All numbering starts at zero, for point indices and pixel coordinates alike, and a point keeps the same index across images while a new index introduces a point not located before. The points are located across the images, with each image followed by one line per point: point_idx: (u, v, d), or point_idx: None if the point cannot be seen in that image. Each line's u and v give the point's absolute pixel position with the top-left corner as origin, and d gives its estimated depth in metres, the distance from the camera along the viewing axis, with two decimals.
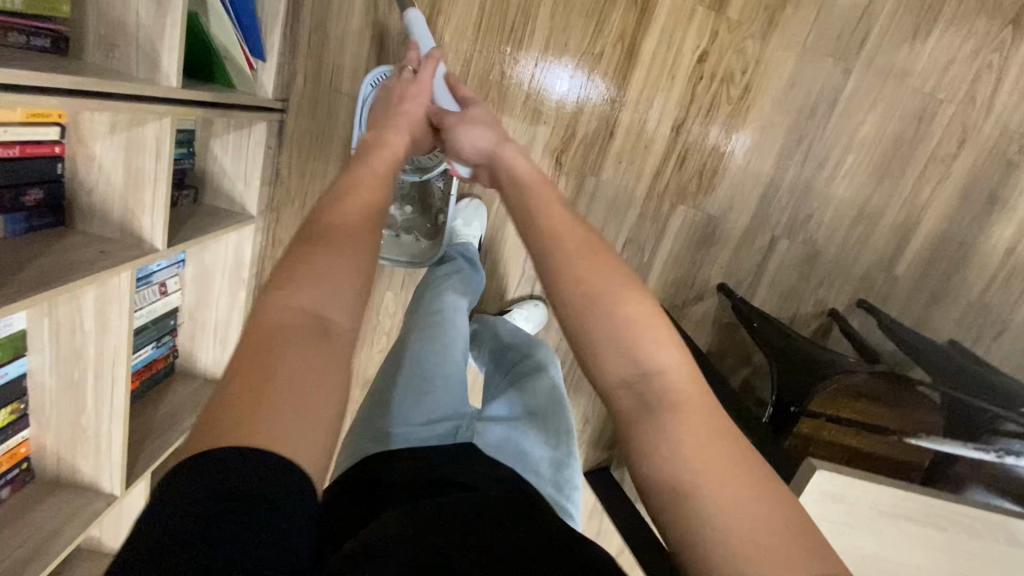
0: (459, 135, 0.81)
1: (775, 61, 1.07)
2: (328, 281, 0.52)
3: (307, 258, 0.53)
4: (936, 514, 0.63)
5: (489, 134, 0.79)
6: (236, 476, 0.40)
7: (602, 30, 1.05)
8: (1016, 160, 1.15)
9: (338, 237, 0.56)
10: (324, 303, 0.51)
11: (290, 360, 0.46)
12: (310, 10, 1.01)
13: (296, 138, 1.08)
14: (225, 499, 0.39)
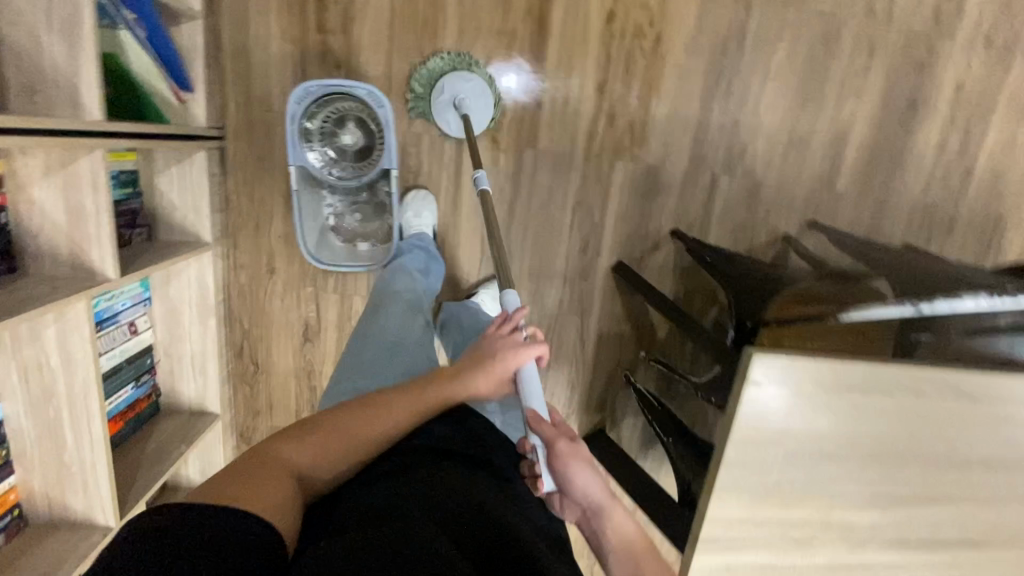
0: (566, 470, 0.61)
1: (679, 9, 1.12)
2: (330, 445, 0.61)
3: (330, 420, 0.63)
4: (884, 382, 0.66)
5: (598, 487, 0.62)
6: (193, 517, 0.46)
7: (510, 8, 1.10)
8: (927, 61, 1.20)
9: (361, 412, 0.64)
10: (317, 461, 0.60)
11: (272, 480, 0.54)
12: (230, 39, 1.06)
13: (239, 162, 1.11)
14: (180, 534, 0.44)
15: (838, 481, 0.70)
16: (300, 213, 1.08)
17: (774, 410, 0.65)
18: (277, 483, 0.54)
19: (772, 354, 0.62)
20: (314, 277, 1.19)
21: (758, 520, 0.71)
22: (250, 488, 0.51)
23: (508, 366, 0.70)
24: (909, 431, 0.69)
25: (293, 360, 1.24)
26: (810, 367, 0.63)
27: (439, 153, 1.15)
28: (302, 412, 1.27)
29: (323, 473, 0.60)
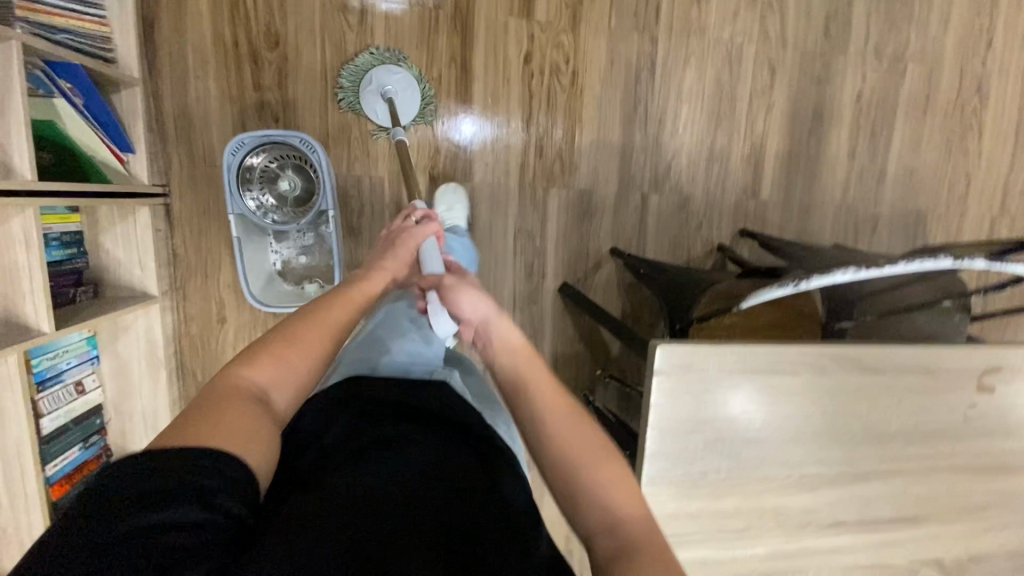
0: (455, 294, 0.68)
1: (591, 47, 1.22)
2: (287, 362, 0.59)
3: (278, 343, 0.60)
4: (785, 361, 0.69)
5: (484, 300, 0.67)
6: (168, 467, 0.42)
7: (434, 56, 1.18)
8: (824, 76, 1.30)
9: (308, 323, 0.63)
10: (276, 384, 0.57)
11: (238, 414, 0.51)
12: (170, 103, 1.12)
13: (184, 217, 1.15)
14: (153, 484, 0.41)
15: (763, 465, 0.72)
16: (243, 260, 1.10)
17: (684, 397, 0.67)
18: (247, 417, 0.51)
19: (669, 343, 0.66)
20: (265, 322, 1.21)
21: (690, 513, 0.71)
22: (223, 424, 0.49)
23: (410, 238, 0.79)
24: (822, 410, 0.72)
25: None
26: (707, 350, 0.67)
27: (380, 192, 1.20)
28: None
29: (284, 398, 0.57)
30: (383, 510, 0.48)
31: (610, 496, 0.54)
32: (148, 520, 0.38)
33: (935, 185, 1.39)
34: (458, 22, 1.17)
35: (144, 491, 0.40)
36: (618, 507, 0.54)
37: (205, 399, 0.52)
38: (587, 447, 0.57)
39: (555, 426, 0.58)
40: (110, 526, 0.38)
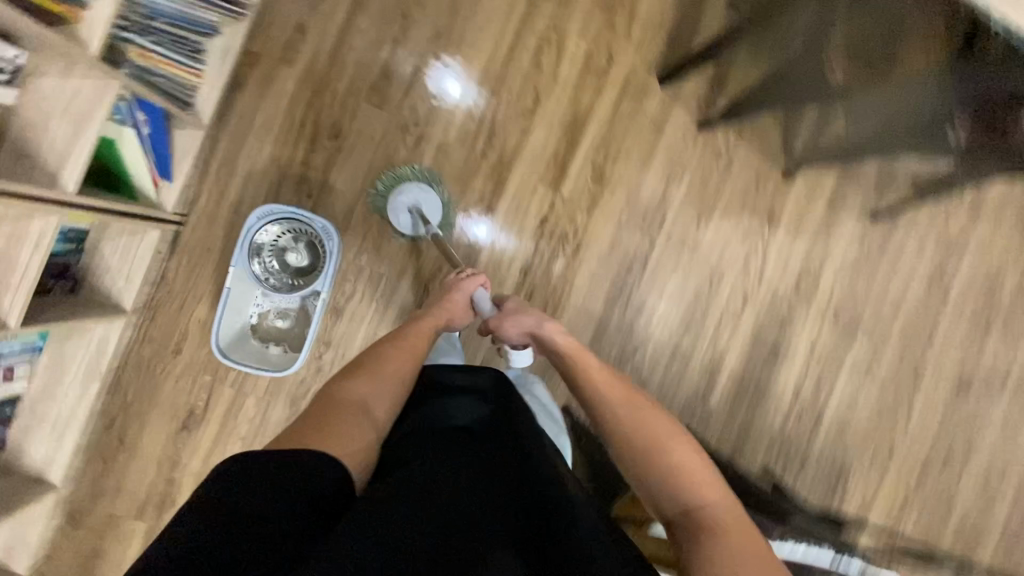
0: (504, 323, 1.05)
1: (598, 230, 1.38)
2: (368, 377, 0.83)
3: (358, 366, 0.85)
4: None
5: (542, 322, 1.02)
6: (243, 474, 0.61)
7: (466, 191, 1.32)
8: (786, 320, 1.47)
9: (379, 348, 0.89)
10: (366, 393, 0.81)
11: (339, 420, 0.75)
12: (222, 151, 1.23)
13: (187, 249, 1.21)
14: (236, 488, 0.60)
15: None
16: (223, 307, 1.16)
17: None
18: (341, 421, 0.75)
19: None
20: (216, 367, 1.22)
21: None
22: (329, 431, 0.72)
23: (458, 294, 1.04)
24: None
25: (161, 445, 1.22)
26: None
27: (374, 287, 1.28)
28: (146, 506, 1.22)
29: (381, 403, 0.80)
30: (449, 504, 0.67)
31: (667, 467, 0.80)
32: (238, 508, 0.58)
33: (864, 445, 1.50)
34: (495, 173, 1.33)
35: (233, 493, 0.59)
36: (678, 475, 0.79)
37: (321, 407, 0.77)
38: (646, 428, 0.85)
39: (618, 407, 0.88)
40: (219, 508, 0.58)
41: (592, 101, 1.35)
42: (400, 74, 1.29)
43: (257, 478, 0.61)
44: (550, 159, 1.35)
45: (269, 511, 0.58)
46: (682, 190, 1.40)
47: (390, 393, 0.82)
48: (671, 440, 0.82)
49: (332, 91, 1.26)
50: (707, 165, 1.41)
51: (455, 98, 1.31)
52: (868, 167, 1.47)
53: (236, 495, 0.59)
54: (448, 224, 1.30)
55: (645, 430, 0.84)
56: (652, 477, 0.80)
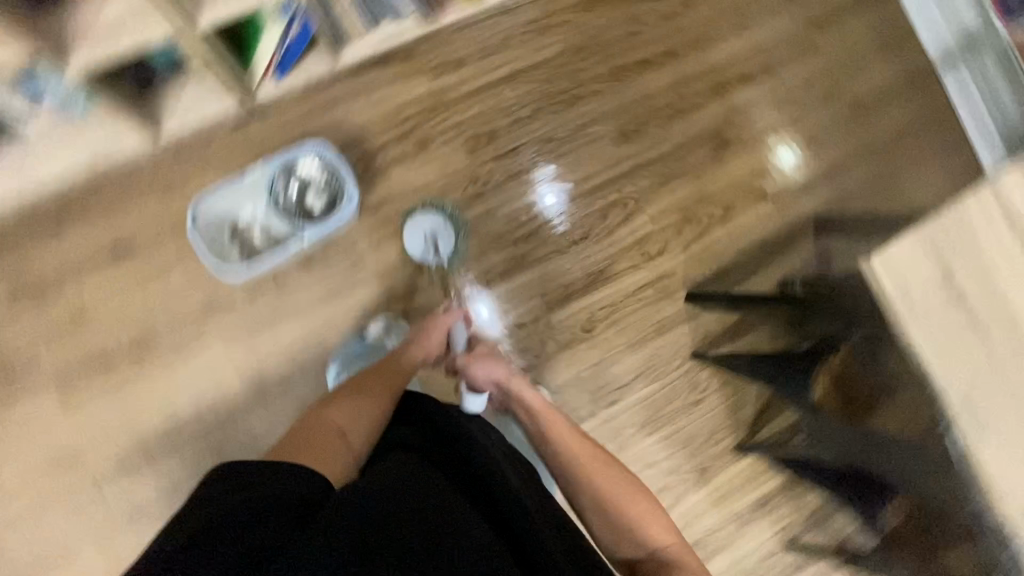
0: (470, 367, 1.09)
1: (556, 368, 1.39)
2: (354, 405, 0.87)
3: (344, 395, 0.89)
4: None
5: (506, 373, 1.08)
6: (224, 495, 0.62)
7: (481, 257, 1.38)
8: None
9: (364, 381, 0.93)
10: (348, 418, 0.84)
11: (314, 441, 0.78)
12: (334, 90, 1.36)
13: (246, 132, 1.31)
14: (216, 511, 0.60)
15: None
16: (230, 187, 1.25)
17: None
18: (319, 439, 0.79)
19: None
20: (182, 228, 1.26)
21: None
22: (304, 448, 0.76)
23: (434, 329, 1.12)
24: None
25: (87, 249, 1.24)
26: None
27: (349, 270, 1.31)
28: (27, 284, 1.22)
29: (358, 428, 0.83)
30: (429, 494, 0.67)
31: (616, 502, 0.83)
32: (216, 529, 0.57)
33: None
34: (514, 262, 1.40)
35: (211, 515, 0.59)
36: (630, 516, 0.82)
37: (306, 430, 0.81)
38: (601, 471, 0.87)
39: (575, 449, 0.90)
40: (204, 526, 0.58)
41: (625, 271, 1.44)
42: (504, 144, 1.43)
43: (231, 500, 0.61)
44: (562, 286, 1.41)
45: (246, 525, 0.57)
46: (645, 391, 1.42)
47: (368, 422, 0.85)
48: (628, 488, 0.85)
49: (447, 116, 1.41)
50: (679, 389, 1.43)
51: (543, 205, 1.43)
52: (809, 499, 1.44)
53: (210, 505, 0.61)
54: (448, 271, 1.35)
55: (605, 484, 0.85)
56: (608, 519, 0.82)
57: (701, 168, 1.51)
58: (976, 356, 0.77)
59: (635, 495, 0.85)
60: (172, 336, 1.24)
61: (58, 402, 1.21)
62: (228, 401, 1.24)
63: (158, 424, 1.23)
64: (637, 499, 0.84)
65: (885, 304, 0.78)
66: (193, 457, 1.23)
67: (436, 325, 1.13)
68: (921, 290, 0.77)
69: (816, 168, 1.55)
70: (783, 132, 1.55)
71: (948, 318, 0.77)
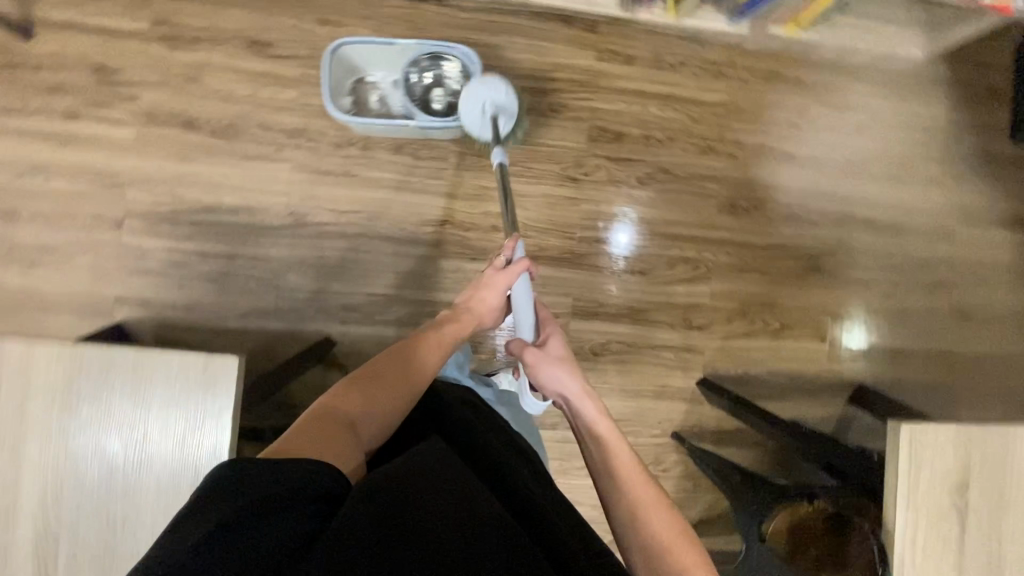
0: (537, 367, 0.89)
1: None
2: (371, 393, 0.76)
3: (359, 377, 0.78)
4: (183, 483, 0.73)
5: (563, 372, 0.88)
6: (223, 496, 0.49)
7: (544, 233, 1.39)
8: None
9: (391, 357, 0.82)
10: (365, 409, 0.73)
11: (324, 429, 0.67)
12: (510, 18, 1.39)
13: (416, 9, 1.35)
14: (213, 515, 0.47)
15: (86, 439, 0.72)
16: (377, 40, 1.25)
17: (189, 379, 0.74)
18: (330, 429, 0.67)
19: (236, 369, 0.74)
20: (316, 55, 1.31)
21: (62, 386, 0.72)
22: (318, 442, 0.64)
23: (488, 292, 0.98)
24: (122, 505, 0.73)
25: (231, 25, 1.30)
26: (230, 392, 0.74)
27: (429, 173, 1.33)
28: (167, 23, 1.28)
29: (375, 421, 0.74)
30: (464, 491, 0.57)
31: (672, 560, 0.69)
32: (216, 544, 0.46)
33: None
34: (569, 255, 1.39)
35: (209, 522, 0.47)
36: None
37: (312, 424, 0.68)
38: (657, 513, 0.73)
39: (631, 484, 0.76)
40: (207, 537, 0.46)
41: (661, 323, 1.42)
42: (626, 150, 1.43)
43: (235, 502, 0.49)
44: (597, 301, 1.40)
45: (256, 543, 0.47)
46: None
47: (385, 413, 0.75)
48: (687, 542, 0.71)
49: (590, 97, 1.42)
50: (644, 455, 1.39)
51: (613, 242, 1.41)
52: None
53: (215, 505, 0.48)
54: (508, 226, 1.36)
55: (661, 531, 0.71)
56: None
57: (782, 276, 1.47)
58: (944, 552, 0.78)
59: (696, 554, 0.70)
60: (253, 138, 1.29)
61: (132, 132, 1.26)
62: (265, 218, 1.28)
63: (198, 201, 1.27)
64: (692, 551, 0.70)
65: (896, 471, 0.77)
66: (208, 245, 1.26)
67: (489, 285, 0.99)
68: (931, 477, 0.78)
69: (884, 341, 1.50)
70: (875, 291, 1.51)
71: (942, 510, 0.78)
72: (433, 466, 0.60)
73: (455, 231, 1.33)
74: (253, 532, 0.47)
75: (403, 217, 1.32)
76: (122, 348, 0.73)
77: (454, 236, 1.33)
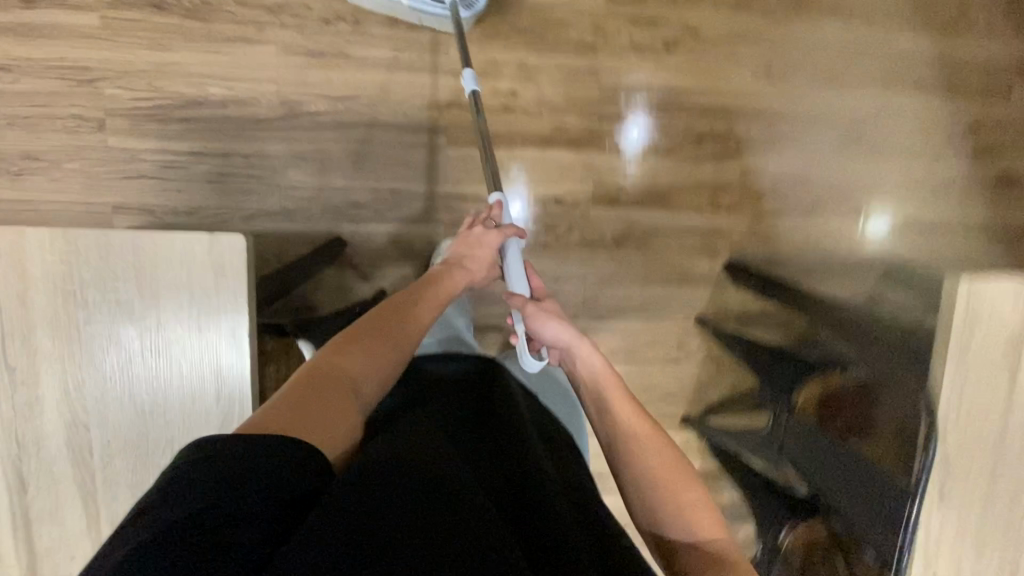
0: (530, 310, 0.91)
1: (569, 257, 1.32)
2: (365, 353, 0.70)
3: (357, 334, 0.72)
4: (205, 368, 0.72)
5: (567, 331, 0.82)
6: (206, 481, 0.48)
7: (560, 111, 1.27)
8: None
9: (386, 316, 0.77)
10: (362, 369, 0.68)
11: (318, 395, 0.62)
12: None
13: None
14: (193, 506, 0.46)
15: (96, 327, 0.70)
16: None
17: (199, 265, 0.71)
18: (326, 396, 0.62)
19: (244, 251, 0.71)
20: None
21: (65, 273, 0.69)
22: (314, 409, 0.59)
23: (479, 249, 0.93)
24: (144, 392, 0.72)
25: None
26: (242, 275, 0.71)
27: (430, 49, 1.20)
28: None
29: (371, 380, 0.69)
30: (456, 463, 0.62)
31: (668, 497, 0.68)
32: (197, 532, 0.44)
33: None
34: (586, 135, 1.28)
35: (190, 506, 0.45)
36: (683, 515, 0.67)
37: (312, 380, 0.64)
38: (658, 463, 0.70)
39: (633, 437, 0.72)
40: (187, 523, 0.44)
41: (687, 205, 1.34)
42: (648, 10, 1.27)
43: (214, 484, 0.47)
44: (619, 185, 1.31)
45: (239, 525, 0.45)
46: (634, 324, 1.36)
47: (383, 373, 0.70)
48: (683, 476, 0.70)
49: None
50: (667, 339, 1.37)
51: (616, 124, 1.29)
52: (718, 497, 1.46)
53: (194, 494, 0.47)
54: (519, 105, 1.25)
55: (655, 470, 0.70)
56: (659, 513, 0.68)
57: (817, 148, 1.36)
58: (996, 401, 0.75)
59: (687, 489, 0.69)
60: (231, 17, 1.15)
61: (96, 19, 1.13)
62: (256, 109, 1.18)
63: (181, 95, 1.16)
64: (687, 490, 0.69)
65: (952, 328, 0.73)
66: (200, 143, 1.18)
67: (479, 243, 0.94)
68: (988, 330, 0.74)
69: (924, 212, 1.41)
70: (919, 159, 1.40)
71: (996, 361, 0.74)
72: (425, 442, 0.64)
73: (461, 114, 1.22)
74: (233, 521, 0.45)
75: (404, 100, 1.21)
76: (123, 232, 0.70)
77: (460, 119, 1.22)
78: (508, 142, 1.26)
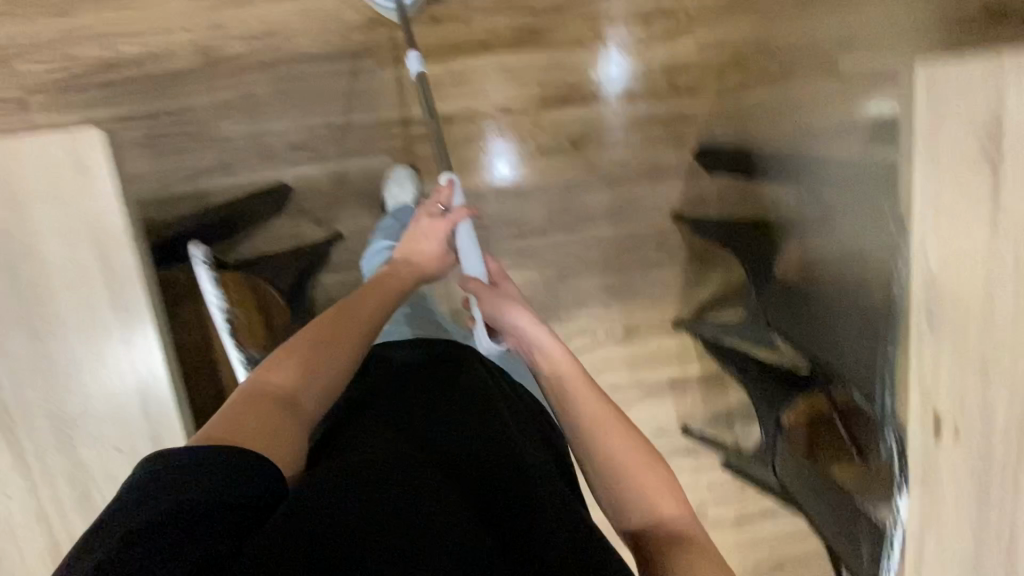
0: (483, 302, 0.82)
1: (528, 170, 1.25)
2: (309, 363, 0.66)
3: (299, 344, 0.68)
4: (96, 271, 0.74)
5: (522, 317, 0.73)
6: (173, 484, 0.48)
7: (490, 14, 1.18)
8: None
9: (333, 318, 0.72)
10: (305, 381, 0.64)
11: (260, 414, 0.59)
12: None
13: None
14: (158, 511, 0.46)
15: None
16: None
17: (61, 165, 0.71)
18: (267, 414, 0.59)
19: (101, 144, 0.71)
20: None
21: None
22: (255, 423, 0.57)
23: (422, 242, 0.87)
24: (41, 305, 0.74)
25: None
26: (106, 168, 0.72)
27: None
28: None
29: (314, 392, 0.65)
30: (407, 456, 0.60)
31: (633, 480, 0.64)
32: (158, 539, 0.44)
33: None
34: (522, 35, 1.20)
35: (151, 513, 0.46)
36: (648, 498, 0.64)
37: (254, 396, 0.61)
38: (622, 449, 0.66)
39: (597, 427, 0.67)
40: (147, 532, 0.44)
41: (644, 95, 1.26)
42: None
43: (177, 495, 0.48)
44: (567, 84, 1.23)
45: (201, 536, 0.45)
46: (609, 231, 1.30)
47: (329, 381, 0.66)
48: (646, 459, 0.66)
49: None
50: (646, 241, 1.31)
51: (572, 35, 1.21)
52: (726, 399, 1.40)
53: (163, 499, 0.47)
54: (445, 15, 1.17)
55: (621, 459, 0.65)
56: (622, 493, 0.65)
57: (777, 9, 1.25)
58: (979, 211, 0.67)
59: (653, 469, 0.66)
60: None
61: None
62: (173, 63, 1.13)
63: (95, 60, 1.12)
64: (651, 471, 0.65)
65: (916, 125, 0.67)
66: (125, 108, 1.14)
67: (426, 234, 0.87)
68: (959, 122, 0.66)
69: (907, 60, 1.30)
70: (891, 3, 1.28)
71: (972, 158, 0.67)
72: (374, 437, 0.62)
73: (386, 32, 1.15)
74: (191, 533, 0.45)
75: (323, 28, 1.14)
76: None
77: (386, 39, 1.15)
78: (441, 56, 1.19)
